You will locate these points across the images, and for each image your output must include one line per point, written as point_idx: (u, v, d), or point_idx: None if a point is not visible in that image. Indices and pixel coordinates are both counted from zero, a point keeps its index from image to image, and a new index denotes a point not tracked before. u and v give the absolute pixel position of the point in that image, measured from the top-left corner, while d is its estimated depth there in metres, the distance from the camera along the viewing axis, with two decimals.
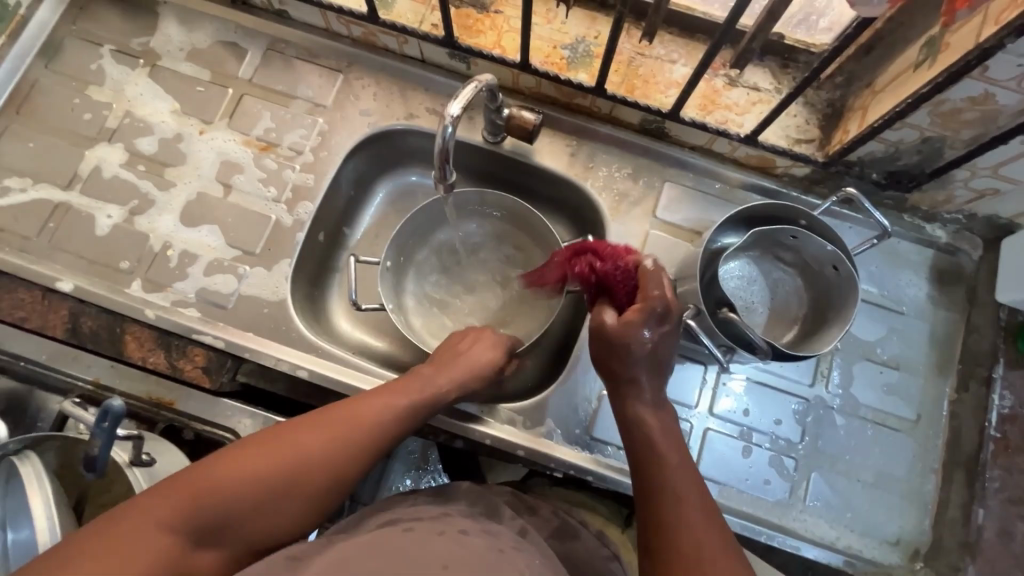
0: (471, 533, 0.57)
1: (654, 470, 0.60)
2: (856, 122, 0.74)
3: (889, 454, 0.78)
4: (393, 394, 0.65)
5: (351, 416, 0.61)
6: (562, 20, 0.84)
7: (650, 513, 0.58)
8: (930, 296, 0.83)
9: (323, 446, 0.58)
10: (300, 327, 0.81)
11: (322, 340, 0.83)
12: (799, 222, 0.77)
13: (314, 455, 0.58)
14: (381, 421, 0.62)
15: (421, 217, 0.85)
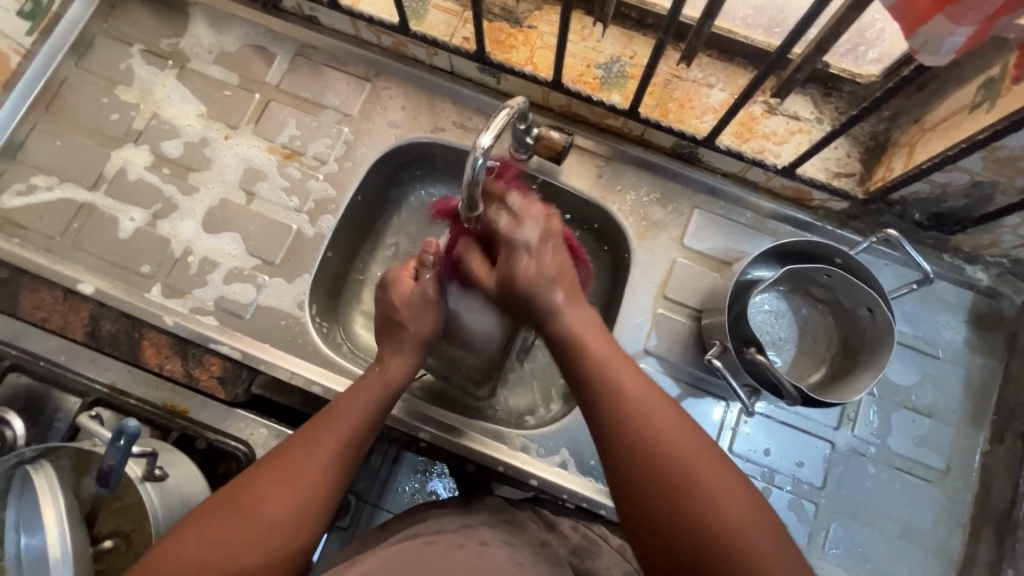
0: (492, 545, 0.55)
1: (633, 412, 0.56)
2: (902, 159, 0.71)
3: (914, 505, 0.76)
4: (333, 411, 0.62)
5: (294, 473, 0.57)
6: (597, 38, 0.81)
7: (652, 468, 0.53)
8: (967, 341, 0.80)
9: (279, 481, 0.56)
10: (316, 340, 0.80)
11: (338, 354, 0.82)
12: (834, 260, 0.75)
13: (274, 493, 0.55)
14: (330, 439, 0.60)
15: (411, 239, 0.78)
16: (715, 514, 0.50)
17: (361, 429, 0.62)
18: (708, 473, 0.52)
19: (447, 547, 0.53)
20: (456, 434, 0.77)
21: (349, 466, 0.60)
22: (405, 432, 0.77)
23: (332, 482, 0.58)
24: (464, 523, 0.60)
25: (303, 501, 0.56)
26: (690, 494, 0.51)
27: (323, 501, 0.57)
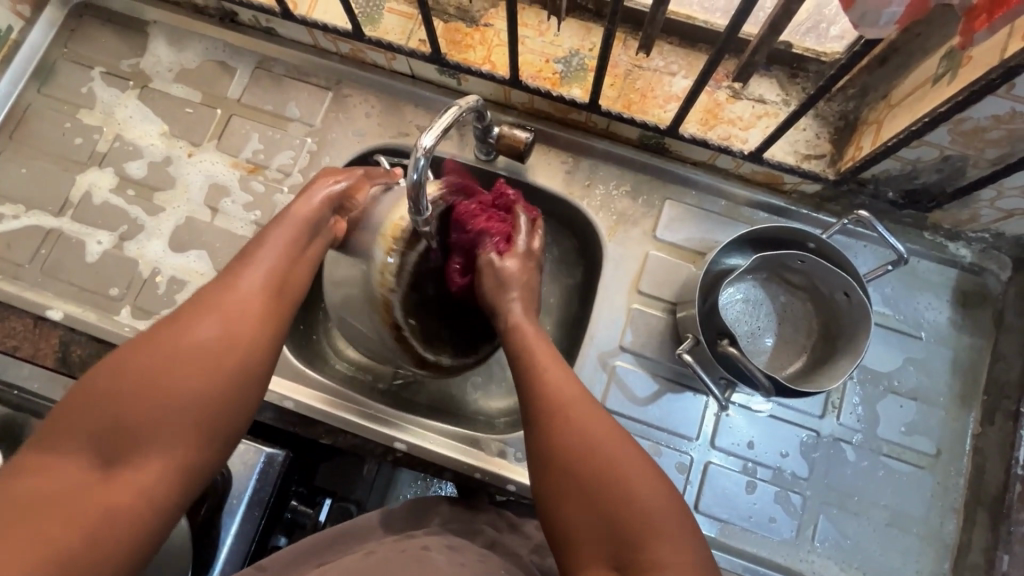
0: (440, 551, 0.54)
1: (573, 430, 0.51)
2: (870, 138, 0.69)
3: (905, 492, 0.74)
4: (245, 253, 0.57)
5: (219, 291, 0.52)
6: (555, 33, 0.80)
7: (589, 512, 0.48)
8: (952, 321, 0.78)
9: (199, 307, 0.51)
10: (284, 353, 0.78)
11: (311, 366, 0.81)
12: (808, 244, 0.73)
13: (195, 323, 0.50)
14: (244, 274, 0.54)
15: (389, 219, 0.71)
16: (641, 516, 0.46)
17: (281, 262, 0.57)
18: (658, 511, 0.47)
19: (387, 554, 0.55)
20: (434, 443, 0.76)
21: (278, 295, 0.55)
22: (380, 443, 0.76)
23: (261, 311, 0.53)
24: (406, 535, 0.60)
25: (237, 322, 0.51)
26: (621, 493, 0.47)
27: (251, 320, 0.52)
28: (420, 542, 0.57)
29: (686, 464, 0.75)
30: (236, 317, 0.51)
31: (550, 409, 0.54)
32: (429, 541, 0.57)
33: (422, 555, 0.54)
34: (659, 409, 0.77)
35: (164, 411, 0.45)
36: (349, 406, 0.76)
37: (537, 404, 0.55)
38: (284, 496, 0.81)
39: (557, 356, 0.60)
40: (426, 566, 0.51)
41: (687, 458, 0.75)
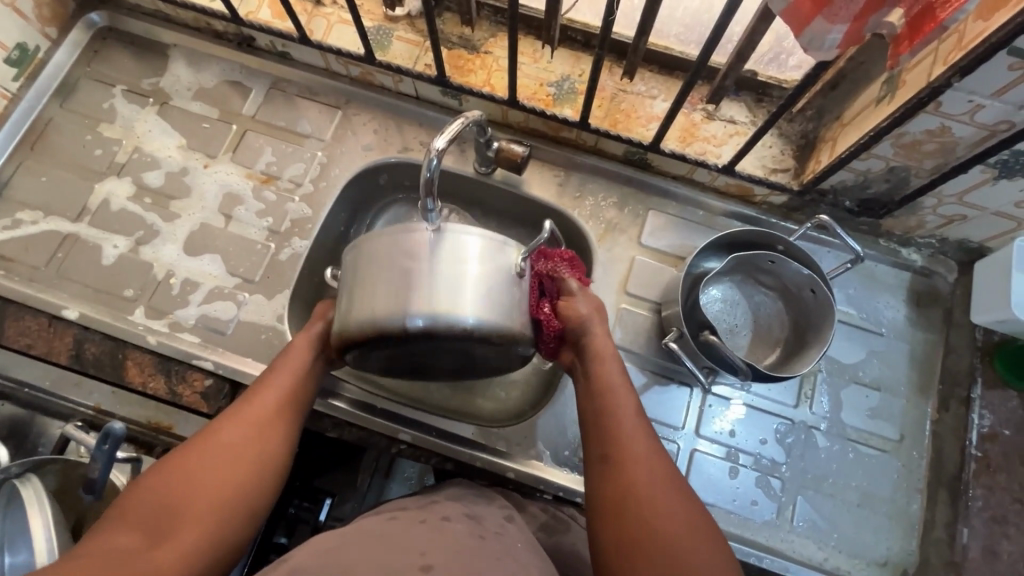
0: (453, 519, 0.57)
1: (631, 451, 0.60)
2: (827, 153, 0.78)
3: (874, 475, 0.80)
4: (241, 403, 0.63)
5: (219, 446, 0.58)
6: (548, 60, 0.89)
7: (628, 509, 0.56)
8: (908, 318, 0.86)
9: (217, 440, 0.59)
10: None
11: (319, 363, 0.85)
12: (777, 247, 0.81)
13: (206, 475, 0.56)
14: (266, 389, 0.64)
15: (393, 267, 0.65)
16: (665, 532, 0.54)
17: (298, 380, 0.67)
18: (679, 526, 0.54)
19: (408, 522, 0.56)
20: (435, 433, 0.80)
21: (292, 410, 0.65)
22: (384, 434, 0.80)
23: (281, 425, 0.63)
24: (429, 500, 0.62)
25: (262, 441, 0.60)
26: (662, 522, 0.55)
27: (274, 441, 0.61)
28: (441, 512, 0.58)
29: (674, 451, 0.80)
30: (257, 433, 0.60)
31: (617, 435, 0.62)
32: (450, 513, 0.58)
33: (444, 526, 0.55)
34: (648, 400, 0.82)
35: (191, 525, 0.52)
36: (356, 401, 0.80)
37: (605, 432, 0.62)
38: None
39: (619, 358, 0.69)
40: (444, 535, 0.53)
41: (675, 445, 0.80)
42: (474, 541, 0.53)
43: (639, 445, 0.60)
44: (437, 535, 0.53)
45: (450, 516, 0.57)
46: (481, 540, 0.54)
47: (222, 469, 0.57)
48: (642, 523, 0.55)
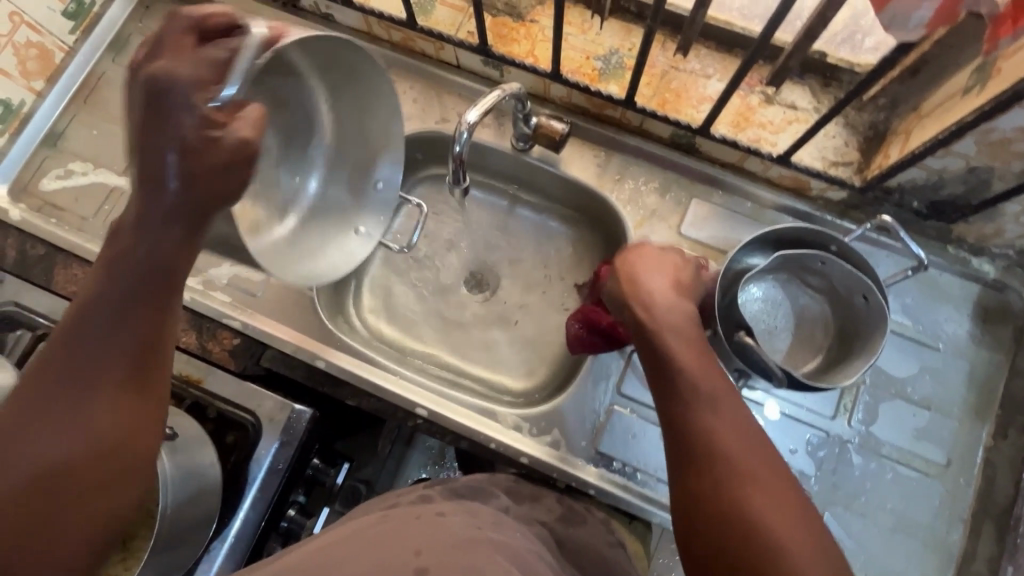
0: (448, 515, 0.56)
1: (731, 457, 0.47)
2: (898, 147, 0.71)
3: (913, 499, 0.75)
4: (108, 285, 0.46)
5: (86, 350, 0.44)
6: (596, 31, 0.84)
7: (701, 471, 0.48)
8: (971, 335, 0.79)
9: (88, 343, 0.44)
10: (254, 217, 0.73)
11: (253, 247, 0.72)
12: (830, 247, 0.74)
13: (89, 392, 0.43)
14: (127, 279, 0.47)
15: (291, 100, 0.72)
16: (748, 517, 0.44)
17: (147, 341, 0.46)
18: (772, 517, 0.44)
19: (402, 518, 0.55)
20: (451, 411, 0.78)
21: (149, 383, 0.46)
22: (402, 408, 0.80)
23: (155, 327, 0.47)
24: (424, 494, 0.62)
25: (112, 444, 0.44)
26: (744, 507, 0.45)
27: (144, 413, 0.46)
28: (436, 508, 0.57)
29: None
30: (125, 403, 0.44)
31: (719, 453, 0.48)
32: (446, 507, 0.58)
33: (437, 520, 0.54)
34: None
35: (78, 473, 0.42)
36: (375, 371, 0.81)
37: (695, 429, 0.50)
38: (307, 457, 0.83)
39: (713, 364, 0.55)
40: (441, 529, 0.52)
41: None
42: (473, 534, 0.53)
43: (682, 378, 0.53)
44: (431, 529, 0.52)
45: (445, 511, 0.57)
46: (478, 532, 0.53)
47: (43, 490, 0.41)
48: (736, 504, 0.45)
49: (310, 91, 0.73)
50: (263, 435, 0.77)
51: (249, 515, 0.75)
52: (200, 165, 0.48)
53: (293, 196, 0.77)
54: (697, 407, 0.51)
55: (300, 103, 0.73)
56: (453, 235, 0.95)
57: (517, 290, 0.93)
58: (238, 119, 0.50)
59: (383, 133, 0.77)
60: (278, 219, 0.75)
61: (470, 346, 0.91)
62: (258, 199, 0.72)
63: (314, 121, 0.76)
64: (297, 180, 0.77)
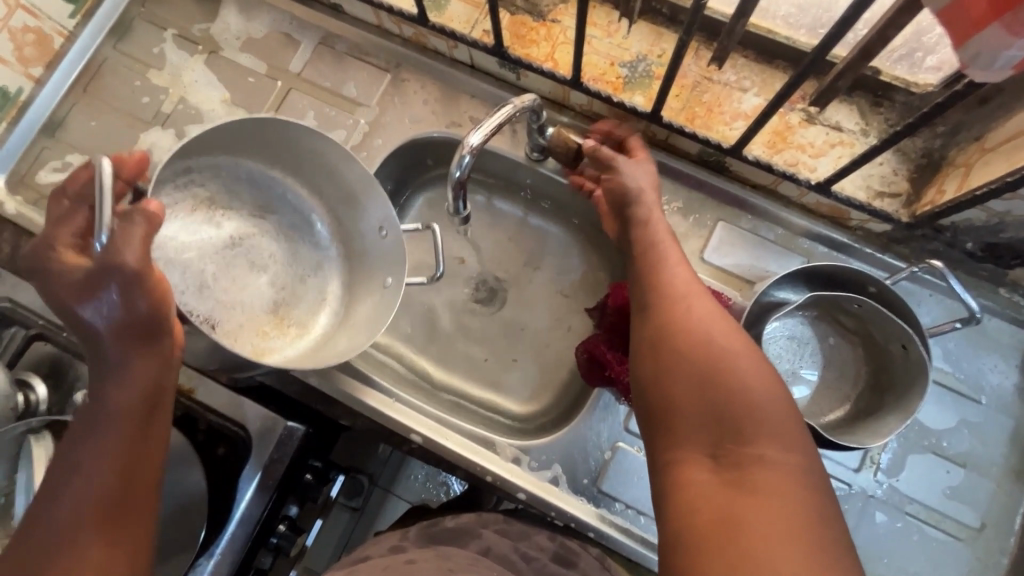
0: (419, 562, 0.56)
1: (720, 354, 0.49)
2: (955, 183, 0.63)
3: (940, 563, 0.69)
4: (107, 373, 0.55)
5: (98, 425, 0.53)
6: (624, 35, 0.76)
7: (688, 360, 0.50)
8: (1019, 388, 0.72)
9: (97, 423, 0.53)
10: (258, 294, 0.76)
11: (265, 330, 0.76)
12: (868, 289, 0.68)
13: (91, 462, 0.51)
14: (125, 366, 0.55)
15: (245, 181, 0.78)
16: (742, 399, 0.46)
17: (120, 478, 0.51)
18: (753, 407, 0.46)
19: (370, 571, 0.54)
20: (449, 438, 0.75)
21: (120, 521, 0.50)
22: (397, 432, 0.76)
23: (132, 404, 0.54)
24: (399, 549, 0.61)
25: None
26: (733, 397, 0.47)
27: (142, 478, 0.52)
28: (407, 556, 0.57)
29: None
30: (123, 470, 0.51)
31: (704, 346, 0.50)
32: (416, 555, 0.58)
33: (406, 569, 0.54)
34: None
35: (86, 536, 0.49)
36: (369, 391, 0.77)
37: (680, 328, 0.53)
38: (300, 468, 0.79)
39: (703, 293, 0.57)
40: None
41: None
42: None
43: (746, 405, 0.46)
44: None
45: (415, 559, 0.56)
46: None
47: (59, 554, 0.48)
48: (723, 391, 0.47)
49: (284, 185, 0.79)
50: (254, 447, 0.73)
51: (234, 535, 0.71)
52: (126, 302, 0.55)
53: (327, 284, 0.81)
54: (761, 452, 0.44)
55: (286, 202, 0.80)
56: (460, 247, 0.90)
57: (524, 308, 0.88)
58: (123, 240, 0.55)
59: (359, 178, 0.75)
60: (320, 311, 0.79)
61: (472, 366, 0.87)
62: (289, 306, 0.78)
63: (310, 208, 0.81)
64: (323, 266, 0.81)
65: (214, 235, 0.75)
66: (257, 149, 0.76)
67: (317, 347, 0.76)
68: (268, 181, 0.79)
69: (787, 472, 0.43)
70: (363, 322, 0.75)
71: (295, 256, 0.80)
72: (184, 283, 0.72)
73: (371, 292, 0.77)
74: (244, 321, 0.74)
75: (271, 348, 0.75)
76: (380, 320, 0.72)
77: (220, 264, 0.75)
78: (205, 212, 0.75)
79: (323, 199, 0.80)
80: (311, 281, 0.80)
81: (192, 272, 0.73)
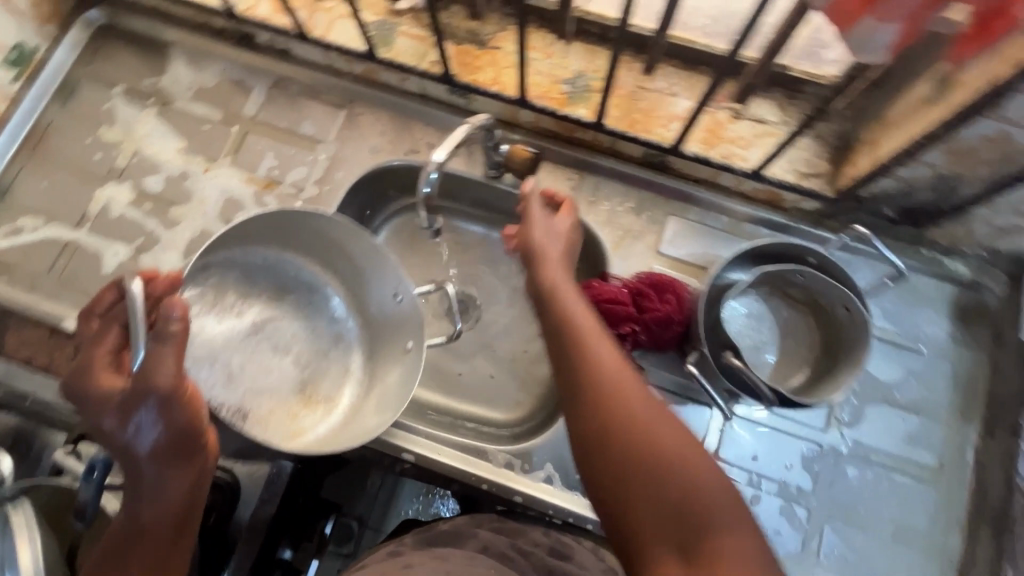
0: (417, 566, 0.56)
1: (632, 407, 0.53)
2: (867, 157, 0.71)
3: (910, 506, 0.74)
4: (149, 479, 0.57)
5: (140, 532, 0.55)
6: (562, 55, 0.83)
7: (609, 421, 0.53)
8: (952, 336, 0.79)
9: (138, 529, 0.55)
10: (282, 375, 0.77)
11: (293, 411, 0.76)
12: (808, 260, 0.75)
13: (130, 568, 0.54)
14: (167, 477, 0.57)
15: (256, 263, 0.78)
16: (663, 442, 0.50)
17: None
18: (675, 442, 0.50)
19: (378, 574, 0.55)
20: (440, 454, 0.76)
21: None
22: (388, 453, 0.77)
23: (166, 518, 0.56)
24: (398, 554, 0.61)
25: None
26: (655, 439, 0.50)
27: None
28: (405, 560, 0.57)
29: None
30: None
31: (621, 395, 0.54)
32: (414, 559, 0.58)
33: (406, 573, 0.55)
34: None
35: None
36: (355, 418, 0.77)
37: (591, 376, 0.56)
38: (291, 504, 0.78)
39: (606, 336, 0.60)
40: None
41: None
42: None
43: (667, 442, 0.50)
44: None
45: (414, 564, 0.56)
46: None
47: None
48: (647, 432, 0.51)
49: (299, 266, 0.81)
50: (243, 490, 0.73)
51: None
52: (164, 420, 0.56)
53: (349, 355, 0.81)
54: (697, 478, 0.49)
55: (301, 281, 0.81)
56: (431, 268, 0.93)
57: (498, 319, 0.91)
58: (155, 361, 0.55)
59: (368, 251, 0.77)
60: (345, 384, 0.80)
61: (454, 382, 0.88)
62: (314, 382, 0.78)
63: (322, 284, 0.82)
64: (343, 338, 0.82)
65: (233, 324, 0.76)
66: (264, 236, 0.78)
67: (350, 421, 0.76)
68: (285, 265, 0.81)
69: (721, 487, 0.48)
70: (392, 389, 0.76)
71: (316, 331, 0.81)
72: (208, 381, 0.73)
73: (397, 359, 0.78)
74: (273, 406, 0.75)
75: (304, 427, 0.75)
76: (410, 380, 0.75)
77: (245, 352, 0.76)
78: (228, 304, 0.77)
79: (337, 275, 0.82)
80: (335, 353, 0.81)
81: (219, 367, 0.74)
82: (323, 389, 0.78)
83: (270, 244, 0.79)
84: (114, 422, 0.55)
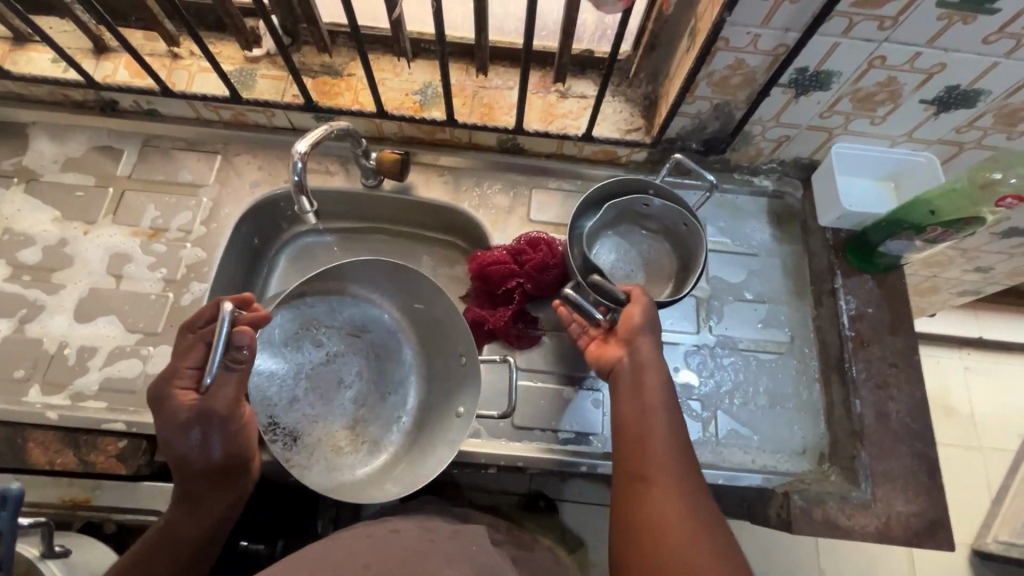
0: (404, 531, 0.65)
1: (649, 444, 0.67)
2: (664, 105, 0.89)
3: (778, 376, 0.89)
4: (192, 489, 0.70)
5: (177, 534, 0.68)
6: (408, 72, 0.96)
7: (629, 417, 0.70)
8: (774, 236, 0.97)
9: (177, 531, 0.68)
10: (346, 418, 0.85)
11: (344, 453, 0.83)
12: (649, 192, 0.90)
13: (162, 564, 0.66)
14: (209, 490, 0.70)
15: (325, 305, 0.90)
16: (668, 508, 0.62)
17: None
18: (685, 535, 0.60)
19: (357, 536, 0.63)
20: None
21: None
22: None
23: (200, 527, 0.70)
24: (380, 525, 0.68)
25: None
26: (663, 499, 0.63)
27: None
28: (391, 526, 0.66)
29: (600, 398, 0.85)
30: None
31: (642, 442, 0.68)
32: (400, 526, 0.66)
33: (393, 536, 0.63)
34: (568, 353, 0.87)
35: None
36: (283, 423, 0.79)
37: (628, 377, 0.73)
38: None
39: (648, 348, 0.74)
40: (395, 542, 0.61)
41: (600, 393, 0.85)
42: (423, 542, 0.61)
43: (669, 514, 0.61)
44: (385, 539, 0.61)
45: (400, 529, 0.65)
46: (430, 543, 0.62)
47: None
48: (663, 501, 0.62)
49: (378, 311, 0.92)
50: None
51: None
52: (223, 438, 0.70)
53: (404, 407, 0.88)
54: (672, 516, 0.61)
55: (381, 325, 0.92)
56: None
57: None
58: (219, 391, 0.68)
59: (448, 313, 0.85)
60: (398, 426, 0.87)
61: None
62: (369, 424, 0.86)
63: (400, 339, 0.92)
64: (403, 386, 0.89)
65: (315, 356, 0.87)
66: (366, 277, 0.89)
67: (387, 469, 0.83)
68: (350, 308, 0.91)
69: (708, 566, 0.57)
70: (440, 421, 0.83)
71: (377, 378, 0.89)
72: (279, 394, 0.83)
73: (456, 408, 0.83)
74: (325, 435, 0.83)
75: (346, 464, 0.82)
76: (458, 438, 0.77)
77: (312, 384, 0.85)
78: (308, 340, 0.88)
79: (418, 330, 0.91)
80: (395, 399, 0.88)
81: (286, 389, 0.84)
82: (382, 431, 0.86)
83: (336, 291, 0.90)
84: (180, 434, 0.68)
